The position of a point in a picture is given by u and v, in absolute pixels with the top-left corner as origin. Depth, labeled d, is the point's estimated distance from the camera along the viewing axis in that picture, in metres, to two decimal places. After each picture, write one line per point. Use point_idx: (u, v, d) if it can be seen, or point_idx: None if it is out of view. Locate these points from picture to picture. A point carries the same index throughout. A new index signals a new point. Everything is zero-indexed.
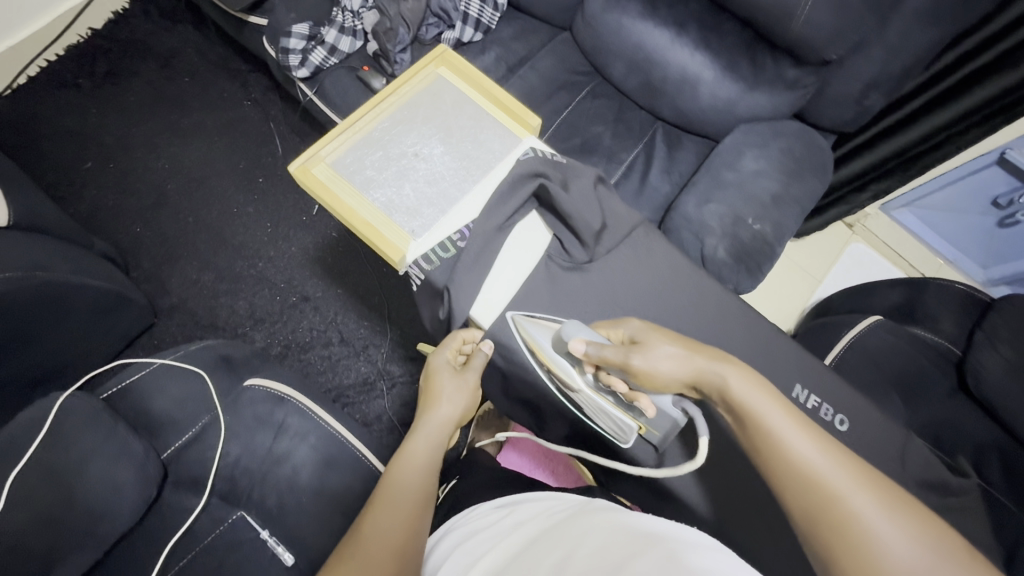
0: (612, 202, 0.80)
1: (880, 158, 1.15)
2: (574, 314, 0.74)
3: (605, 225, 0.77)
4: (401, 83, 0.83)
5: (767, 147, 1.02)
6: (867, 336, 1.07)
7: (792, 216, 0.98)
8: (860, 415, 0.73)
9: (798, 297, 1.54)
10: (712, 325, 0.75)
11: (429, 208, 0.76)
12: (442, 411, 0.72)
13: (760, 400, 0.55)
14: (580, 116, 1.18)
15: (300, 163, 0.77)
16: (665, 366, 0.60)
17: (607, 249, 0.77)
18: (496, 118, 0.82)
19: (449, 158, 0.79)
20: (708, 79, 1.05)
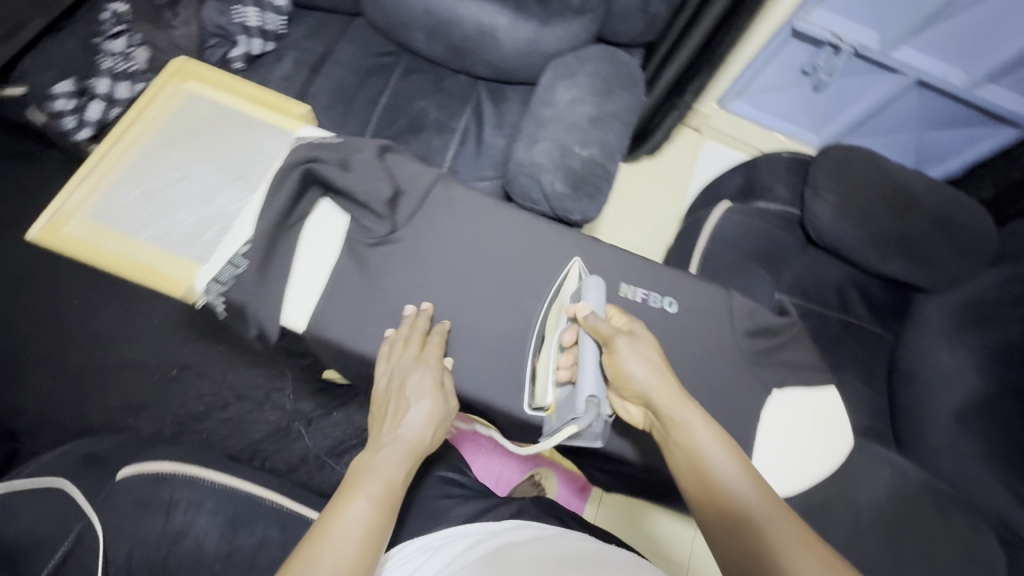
0: (402, 166, 0.86)
1: (687, 57, 1.22)
2: (392, 283, 0.81)
3: (399, 192, 0.84)
4: (145, 112, 0.93)
5: (576, 78, 1.06)
6: (722, 225, 1.14)
7: (615, 134, 1.02)
8: (691, 292, 0.85)
9: (672, 209, 1.63)
10: (515, 248, 0.86)
11: (209, 230, 0.86)
12: (410, 424, 0.68)
13: (716, 448, 0.63)
14: (399, 96, 1.16)
15: (48, 224, 0.85)
16: (639, 383, 0.66)
17: (407, 215, 0.84)
18: (252, 128, 0.94)
19: (216, 180, 0.89)
20: (503, 25, 1.06)
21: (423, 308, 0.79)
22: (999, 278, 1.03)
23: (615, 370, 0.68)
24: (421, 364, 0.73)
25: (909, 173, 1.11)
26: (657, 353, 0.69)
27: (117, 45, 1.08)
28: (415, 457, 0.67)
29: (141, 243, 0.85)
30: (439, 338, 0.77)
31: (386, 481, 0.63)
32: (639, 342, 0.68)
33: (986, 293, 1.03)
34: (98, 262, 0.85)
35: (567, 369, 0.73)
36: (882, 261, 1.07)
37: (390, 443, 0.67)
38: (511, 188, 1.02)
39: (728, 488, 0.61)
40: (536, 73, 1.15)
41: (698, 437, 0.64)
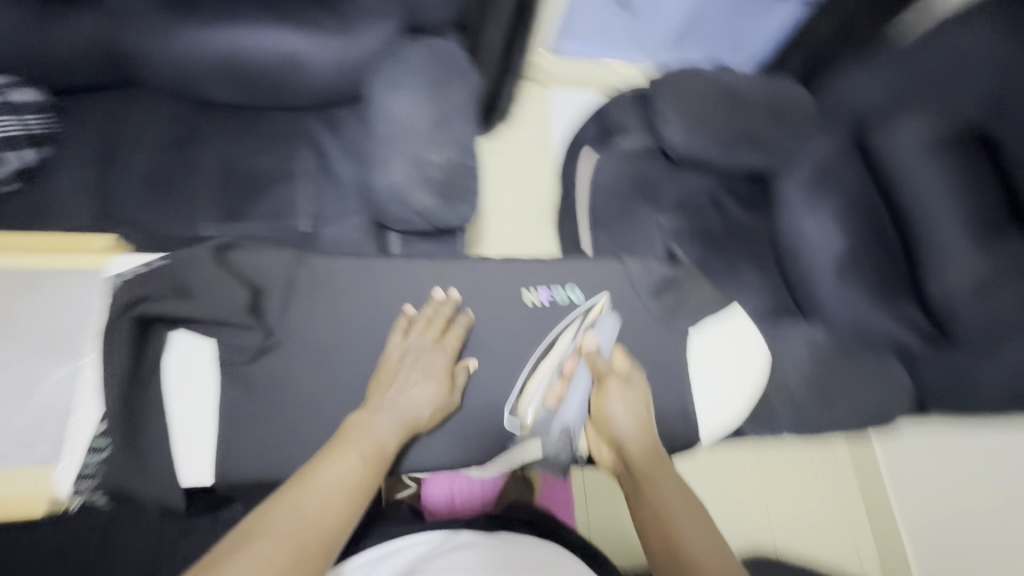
0: (247, 258, 0.76)
1: (504, 23, 1.19)
2: (293, 391, 0.74)
3: (260, 289, 0.76)
4: None
5: (403, 80, 0.99)
6: (593, 176, 1.18)
7: (464, 127, 0.98)
8: (589, 272, 0.86)
9: (546, 168, 1.65)
10: (407, 297, 0.80)
11: (51, 423, 0.74)
12: (416, 392, 0.69)
13: (684, 511, 0.62)
14: (224, 156, 1.04)
15: None
16: (621, 430, 0.68)
17: (280, 312, 0.76)
18: (52, 274, 0.82)
19: (35, 362, 0.77)
20: (307, 48, 0.96)
21: (451, 297, 0.79)
22: (829, 143, 1.16)
23: (602, 412, 0.70)
24: (438, 351, 0.73)
25: (732, 75, 1.20)
26: (644, 404, 0.71)
27: None
28: (408, 431, 0.68)
29: None
30: (462, 330, 0.76)
31: (375, 446, 0.64)
32: (631, 391, 0.71)
33: (825, 160, 1.15)
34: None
35: (554, 398, 0.75)
36: (736, 160, 1.17)
37: (386, 411, 0.67)
38: (382, 216, 0.96)
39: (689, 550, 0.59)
40: (362, 86, 1.07)
41: (670, 500, 0.63)
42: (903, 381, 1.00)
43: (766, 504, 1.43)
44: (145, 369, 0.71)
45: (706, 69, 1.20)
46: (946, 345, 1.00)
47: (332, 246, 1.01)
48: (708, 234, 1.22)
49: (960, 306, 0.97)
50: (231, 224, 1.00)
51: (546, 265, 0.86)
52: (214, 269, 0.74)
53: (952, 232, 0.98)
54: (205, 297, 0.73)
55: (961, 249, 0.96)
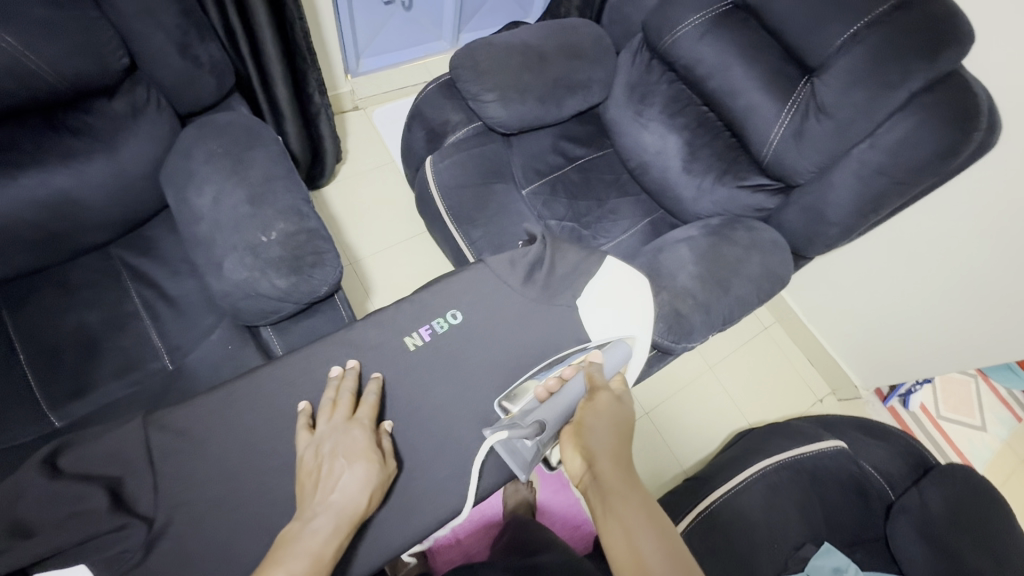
0: (87, 449, 0.64)
1: (283, 72, 1.12)
2: (208, 559, 0.61)
3: (118, 476, 0.63)
4: None
5: (197, 175, 0.90)
6: (440, 179, 1.16)
7: (285, 193, 0.90)
8: (468, 281, 0.83)
9: (398, 185, 1.60)
10: (293, 396, 0.71)
11: None
12: (343, 480, 0.61)
13: (653, 545, 0.55)
14: (30, 337, 0.88)
15: None
16: (597, 440, 0.65)
17: (149, 490, 0.63)
18: None
19: None
20: (69, 183, 0.85)
21: (349, 366, 0.73)
22: (630, 60, 1.22)
23: (581, 420, 0.68)
24: (353, 427, 0.66)
25: (521, 32, 1.21)
26: (626, 421, 0.69)
27: None
28: (348, 526, 0.60)
29: None
30: (374, 398, 0.70)
31: (311, 560, 0.56)
32: (612, 405, 0.69)
33: (633, 78, 1.22)
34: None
35: (544, 392, 0.71)
36: (559, 109, 1.20)
37: (318, 513, 0.59)
38: (243, 318, 0.87)
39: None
40: (157, 195, 0.97)
41: (640, 533, 0.56)
42: (776, 239, 1.10)
43: (724, 389, 1.55)
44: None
45: (493, 37, 1.19)
46: (792, 192, 1.11)
47: (207, 370, 0.91)
48: (565, 183, 1.25)
49: (790, 161, 1.06)
50: (78, 403, 0.86)
51: (428, 291, 0.81)
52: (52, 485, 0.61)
53: (756, 102, 1.06)
54: (63, 521, 0.60)
55: (770, 113, 1.05)
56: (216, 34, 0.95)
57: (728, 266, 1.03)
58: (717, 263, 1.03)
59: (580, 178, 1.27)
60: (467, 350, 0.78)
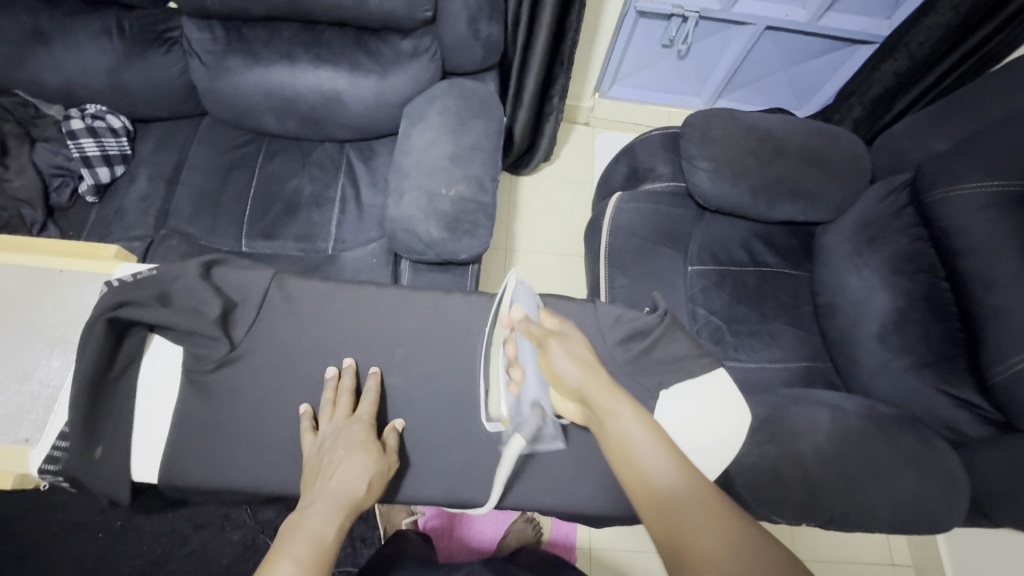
0: (233, 274, 0.79)
1: (539, 67, 1.23)
2: (253, 402, 0.75)
3: (236, 304, 0.77)
4: None
5: (427, 119, 1.04)
6: (616, 217, 1.16)
7: (479, 165, 1.00)
8: (576, 317, 0.83)
9: (581, 205, 1.64)
10: (376, 323, 0.80)
11: (37, 410, 0.73)
12: (337, 476, 0.64)
13: (654, 453, 0.61)
14: (264, 181, 1.14)
15: None
16: (570, 377, 0.68)
17: (246, 330, 0.77)
18: (70, 269, 0.80)
19: (40, 345, 0.76)
20: (345, 86, 1.06)
21: (346, 366, 0.76)
22: (879, 195, 1.07)
23: (549, 368, 0.70)
24: (353, 422, 0.71)
25: (774, 119, 1.14)
26: (588, 349, 0.71)
27: None
28: (349, 513, 0.62)
29: None
30: (373, 395, 0.74)
31: (312, 540, 0.58)
32: (568, 340, 0.71)
33: (873, 215, 1.06)
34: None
35: (516, 386, 0.73)
36: (770, 207, 1.10)
37: (320, 497, 0.62)
38: (394, 244, 0.99)
39: (677, 512, 0.57)
40: (395, 122, 1.15)
41: (650, 456, 0.61)
42: (955, 472, 0.86)
43: None
44: (118, 365, 0.72)
45: (742, 112, 1.14)
46: (1009, 434, 0.86)
47: (350, 269, 1.06)
48: (738, 280, 1.15)
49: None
50: (264, 242, 1.08)
51: (541, 304, 0.84)
52: (204, 283, 0.75)
53: (1021, 309, 0.83)
54: None
55: None
56: (503, 17, 1.09)
57: (868, 464, 0.85)
58: (857, 454, 0.86)
59: (755, 284, 1.15)
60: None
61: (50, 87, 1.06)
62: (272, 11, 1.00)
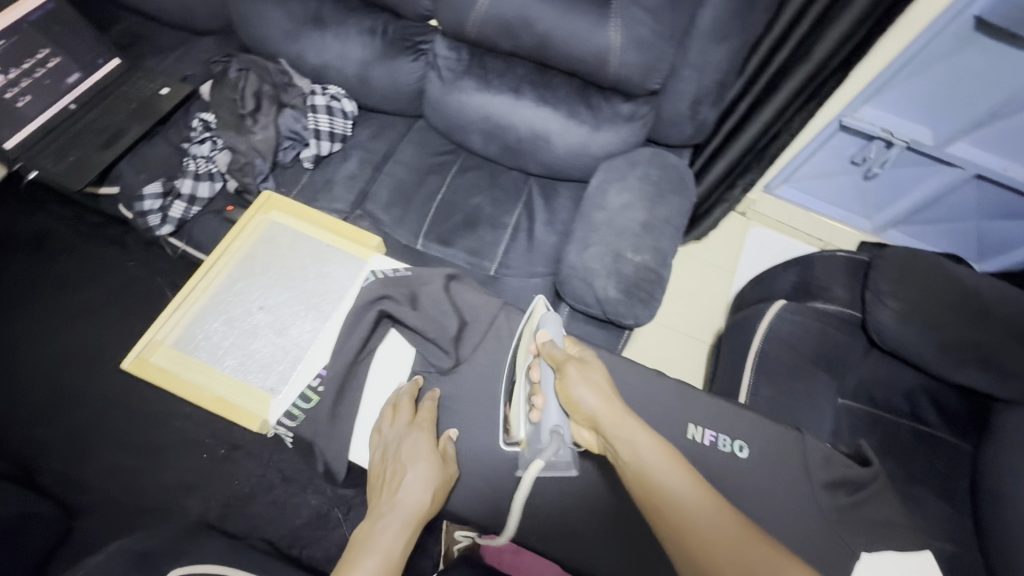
0: (467, 294, 0.91)
1: (736, 156, 1.23)
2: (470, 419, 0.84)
3: (465, 323, 0.89)
4: (239, 243, 0.97)
5: (627, 181, 1.08)
6: (777, 324, 1.11)
7: (666, 238, 1.01)
8: (768, 437, 0.84)
9: (719, 292, 1.60)
10: None
11: (285, 362, 0.88)
12: (407, 493, 0.71)
13: (642, 437, 0.70)
14: (451, 191, 1.22)
15: (140, 356, 0.87)
16: (588, 404, 0.71)
17: (471, 350, 0.87)
18: (337, 249, 0.98)
19: (302, 308, 0.92)
20: (557, 130, 1.12)
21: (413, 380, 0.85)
22: None
23: (562, 393, 0.74)
24: (416, 428, 0.78)
25: (981, 278, 1.06)
26: (604, 379, 0.75)
27: (203, 150, 1.16)
28: (414, 526, 0.70)
29: (229, 370, 0.87)
30: (431, 406, 0.82)
31: (384, 556, 0.67)
32: (583, 365, 0.75)
33: None
34: (179, 392, 0.86)
35: (538, 413, 0.73)
36: (954, 369, 1.01)
37: (392, 513, 0.70)
38: (562, 289, 1.03)
39: (653, 468, 0.67)
40: (587, 173, 1.18)
41: (624, 428, 0.70)
42: None
43: None
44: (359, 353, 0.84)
45: (949, 263, 1.08)
46: None
47: (508, 296, 1.11)
48: (891, 429, 1.06)
49: None
50: (438, 246, 1.15)
51: (725, 408, 0.86)
52: (446, 297, 0.89)
53: None
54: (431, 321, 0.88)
55: None
56: (722, 105, 1.11)
57: None
58: None
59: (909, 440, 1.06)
60: (724, 480, 0.81)
61: (310, 65, 1.22)
62: (518, 50, 1.08)
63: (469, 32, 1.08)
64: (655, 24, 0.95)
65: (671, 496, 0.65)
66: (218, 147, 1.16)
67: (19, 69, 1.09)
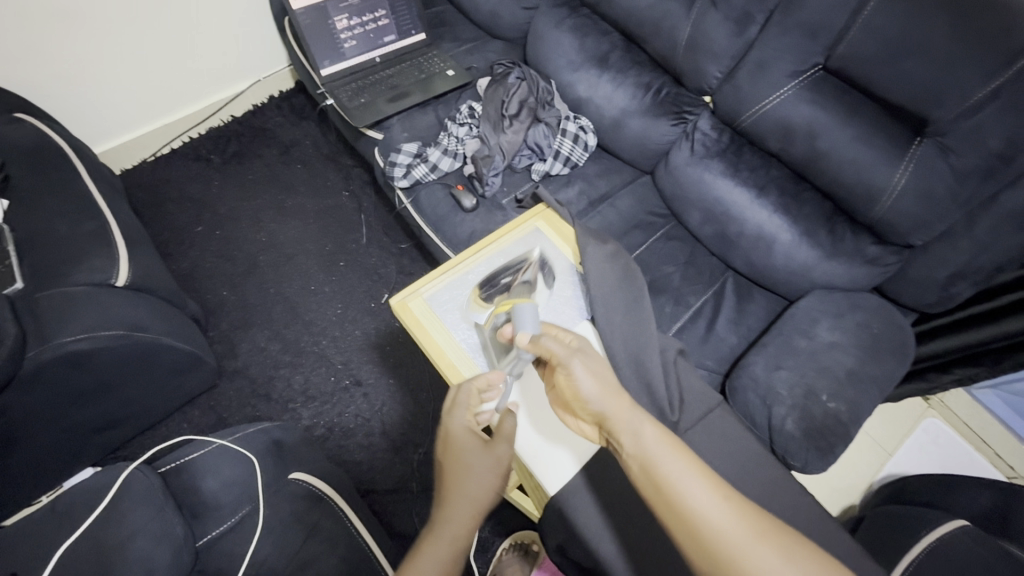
0: (691, 377, 0.94)
1: (965, 344, 1.09)
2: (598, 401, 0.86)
3: (685, 400, 0.91)
4: (508, 234, 1.03)
5: (845, 321, 1.00)
6: (951, 544, 0.94)
7: (869, 398, 0.93)
8: None
9: (866, 467, 1.42)
10: (761, 501, 0.83)
11: None
12: (470, 482, 0.71)
13: (651, 430, 0.64)
14: (651, 252, 1.23)
15: (401, 298, 0.96)
16: (589, 392, 0.67)
17: (688, 424, 0.89)
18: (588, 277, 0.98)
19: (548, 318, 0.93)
20: (785, 240, 1.09)
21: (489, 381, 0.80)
22: None
23: (568, 389, 0.69)
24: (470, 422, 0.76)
25: None
26: (607, 368, 0.71)
27: (459, 132, 1.29)
28: (478, 514, 0.70)
29: (457, 343, 0.91)
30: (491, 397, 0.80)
31: (452, 544, 0.67)
32: (585, 355, 0.71)
33: None
34: (418, 344, 0.92)
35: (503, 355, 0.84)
36: None
37: (455, 508, 0.69)
38: (730, 396, 0.98)
39: (661, 464, 0.60)
40: (796, 292, 1.12)
41: (631, 418, 0.64)
42: None
43: None
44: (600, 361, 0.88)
45: None
46: None
47: None
48: None
49: None
50: None
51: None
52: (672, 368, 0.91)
53: None
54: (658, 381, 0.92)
55: None
56: (983, 288, 1.00)
57: None
58: None
59: None
60: None
61: (575, 95, 1.31)
62: (784, 155, 1.08)
63: (740, 121, 1.11)
64: (955, 186, 0.89)
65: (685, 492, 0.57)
66: (473, 134, 1.29)
67: (359, 18, 1.33)
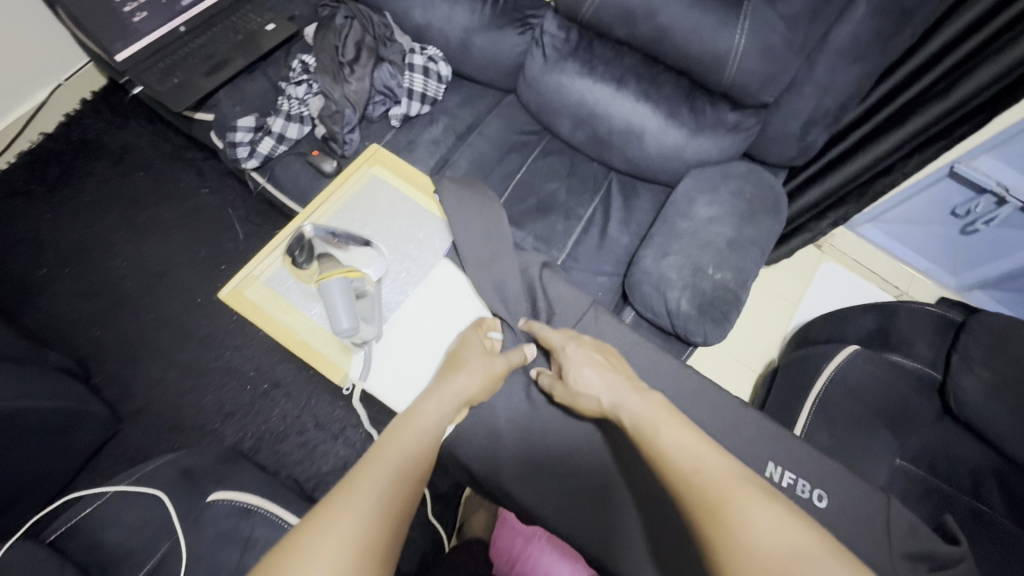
0: (560, 288, 0.91)
1: (833, 186, 1.15)
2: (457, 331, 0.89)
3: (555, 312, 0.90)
4: (339, 189, 0.99)
5: (719, 194, 1.03)
6: (846, 370, 1.04)
7: (751, 260, 0.97)
8: (840, 481, 0.81)
9: (779, 323, 1.53)
10: (668, 383, 0.86)
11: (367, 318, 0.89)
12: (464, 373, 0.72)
13: (636, 400, 0.68)
14: (532, 173, 1.19)
15: (234, 287, 0.90)
16: (590, 386, 0.74)
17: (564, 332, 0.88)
18: (433, 217, 0.98)
19: (401, 269, 0.93)
20: (651, 128, 1.08)
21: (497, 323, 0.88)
22: None
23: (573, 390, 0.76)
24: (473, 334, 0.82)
25: None
26: (613, 366, 0.77)
27: (298, 91, 1.17)
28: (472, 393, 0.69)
29: (307, 319, 0.89)
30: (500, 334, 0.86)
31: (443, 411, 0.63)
32: (581, 360, 0.77)
33: None
34: (267, 330, 0.89)
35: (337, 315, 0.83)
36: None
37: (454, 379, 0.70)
38: (629, 295, 1.00)
39: (654, 427, 0.62)
40: (675, 177, 1.13)
41: (625, 398, 0.69)
42: None
43: None
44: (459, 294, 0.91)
45: None
46: None
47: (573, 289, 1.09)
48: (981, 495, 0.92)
49: None
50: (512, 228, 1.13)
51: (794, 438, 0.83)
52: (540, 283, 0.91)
53: None
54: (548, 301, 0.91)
55: None
56: (835, 130, 1.05)
57: None
58: None
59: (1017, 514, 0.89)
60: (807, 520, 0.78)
61: (414, 22, 1.20)
62: (631, 40, 1.04)
63: (582, 14, 1.05)
64: (789, 33, 0.89)
65: (671, 449, 0.59)
66: (310, 91, 1.17)
67: None
